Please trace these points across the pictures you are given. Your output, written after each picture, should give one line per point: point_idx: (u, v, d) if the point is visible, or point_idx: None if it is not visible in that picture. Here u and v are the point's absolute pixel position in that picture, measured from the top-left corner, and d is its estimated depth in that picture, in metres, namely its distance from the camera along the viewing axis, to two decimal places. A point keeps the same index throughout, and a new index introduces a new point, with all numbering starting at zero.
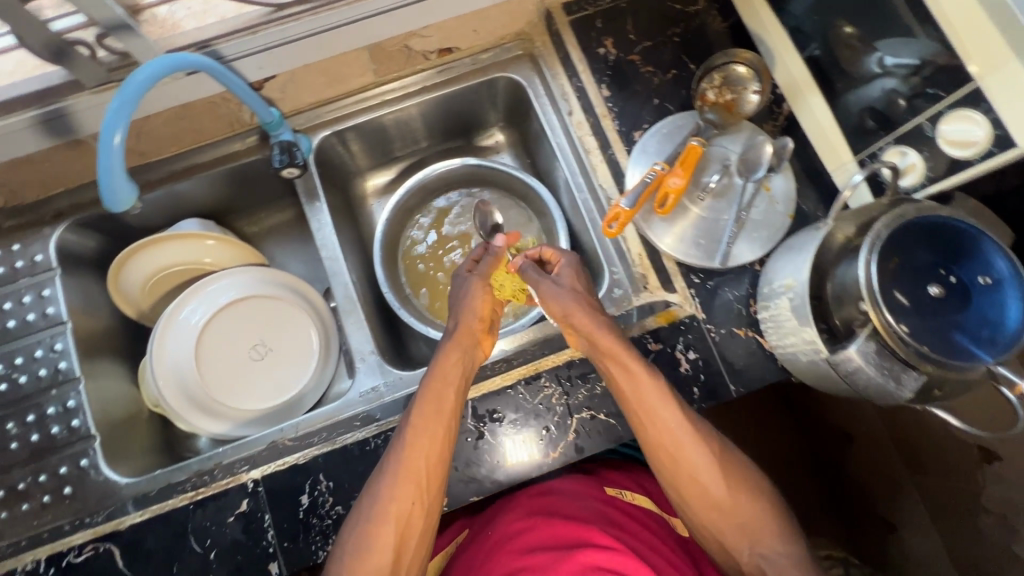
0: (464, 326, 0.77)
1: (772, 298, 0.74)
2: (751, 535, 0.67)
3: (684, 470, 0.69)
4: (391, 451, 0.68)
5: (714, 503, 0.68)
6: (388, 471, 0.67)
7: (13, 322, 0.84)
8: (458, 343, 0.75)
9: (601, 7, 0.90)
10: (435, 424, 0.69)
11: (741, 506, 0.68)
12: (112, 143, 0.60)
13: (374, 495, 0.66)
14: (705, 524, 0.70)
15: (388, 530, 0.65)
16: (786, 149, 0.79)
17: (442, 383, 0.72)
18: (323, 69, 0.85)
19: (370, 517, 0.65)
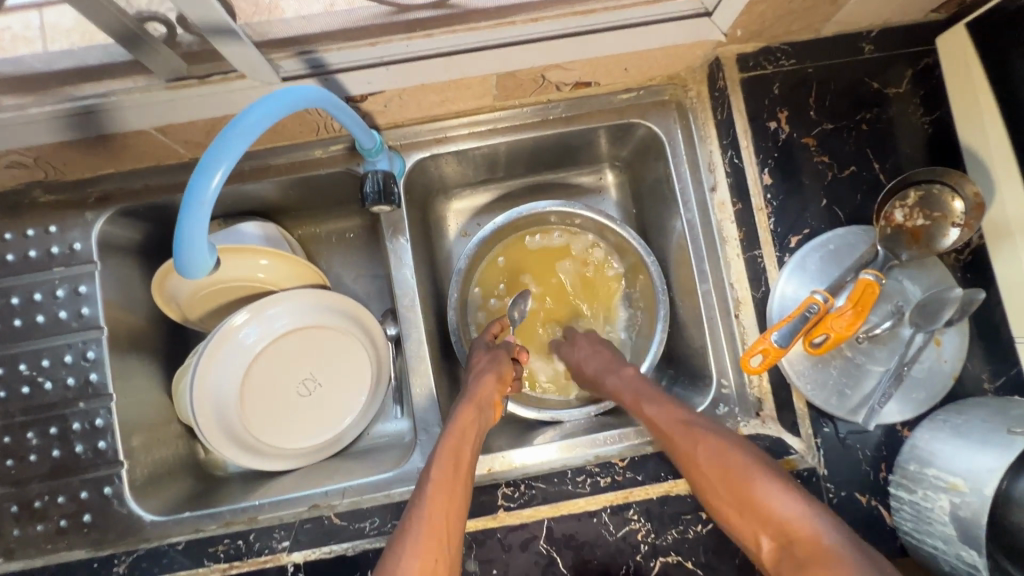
0: (480, 387, 0.72)
1: (918, 484, 0.63)
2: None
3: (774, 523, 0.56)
4: (410, 505, 0.59)
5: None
6: (410, 520, 0.57)
7: (43, 317, 0.74)
8: (472, 400, 0.70)
9: (782, 68, 0.74)
10: (451, 459, 0.62)
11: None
12: (202, 200, 0.47)
13: (397, 540, 0.55)
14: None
15: (414, 574, 0.52)
16: (976, 302, 0.62)
17: (460, 432, 0.66)
18: (439, 89, 0.70)
19: (396, 570, 0.52)
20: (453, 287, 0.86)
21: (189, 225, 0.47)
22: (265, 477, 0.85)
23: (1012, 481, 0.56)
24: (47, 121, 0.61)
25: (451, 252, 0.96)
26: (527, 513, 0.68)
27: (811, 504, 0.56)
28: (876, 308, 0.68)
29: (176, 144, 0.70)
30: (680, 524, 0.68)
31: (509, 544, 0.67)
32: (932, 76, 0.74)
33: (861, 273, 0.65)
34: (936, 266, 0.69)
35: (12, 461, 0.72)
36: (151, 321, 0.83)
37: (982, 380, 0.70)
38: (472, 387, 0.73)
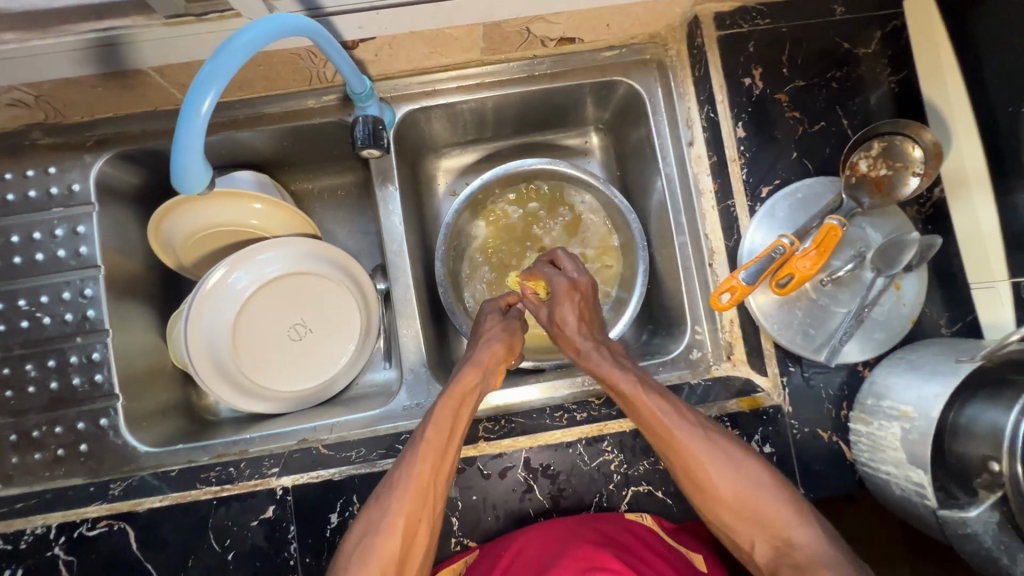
0: (485, 353, 0.73)
1: (874, 415, 0.67)
2: (774, 532, 0.61)
3: (704, 487, 0.64)
4: (403, 457, 0.64)
5: (746, 517, 0.63)
6: (398, 478, 0.62)
7: (42, 255, 0.77)
8: (477, 364, 0.71)
9: (757, 27, 0.77)
10: (447, 424, 0.65)
11: (772, 513, 0.62)
12: (197, 112, 0.50)
13: (385, 491, 0.62)
14: (729, 530, 0.64)
15: (398, 528, 0.60)
16: (933, 250, 0.68)
17: (459, 397, 0.68)
18: (428, 39, 0.73)
19: (382, 522, 0.60)
20: (441, 238, 0.89)
21: (185, 136, 0.51)
22: (257, 419, 0.88)
23: (957, 406, 0.60)
24: (49, 58, 0.63)
25: (439, 208, 0.98)
26: (506, 443, 0.71)
27: (743, 466, 0.64)
28: (838, 253, 0.72)
29: (172, 87, 0.73)
30: (651, 456, 0.71)
31: (489, 471, 0.71)
32: (899, 38, 0.76)
33: (825, 219, 0.68)
34: (897, 215, 0.73)
35: (11, 393, 0.75)
36: (147, 266, 0.85)
37: (940, 325, 0.73)
38: (479, 351, 0.73)
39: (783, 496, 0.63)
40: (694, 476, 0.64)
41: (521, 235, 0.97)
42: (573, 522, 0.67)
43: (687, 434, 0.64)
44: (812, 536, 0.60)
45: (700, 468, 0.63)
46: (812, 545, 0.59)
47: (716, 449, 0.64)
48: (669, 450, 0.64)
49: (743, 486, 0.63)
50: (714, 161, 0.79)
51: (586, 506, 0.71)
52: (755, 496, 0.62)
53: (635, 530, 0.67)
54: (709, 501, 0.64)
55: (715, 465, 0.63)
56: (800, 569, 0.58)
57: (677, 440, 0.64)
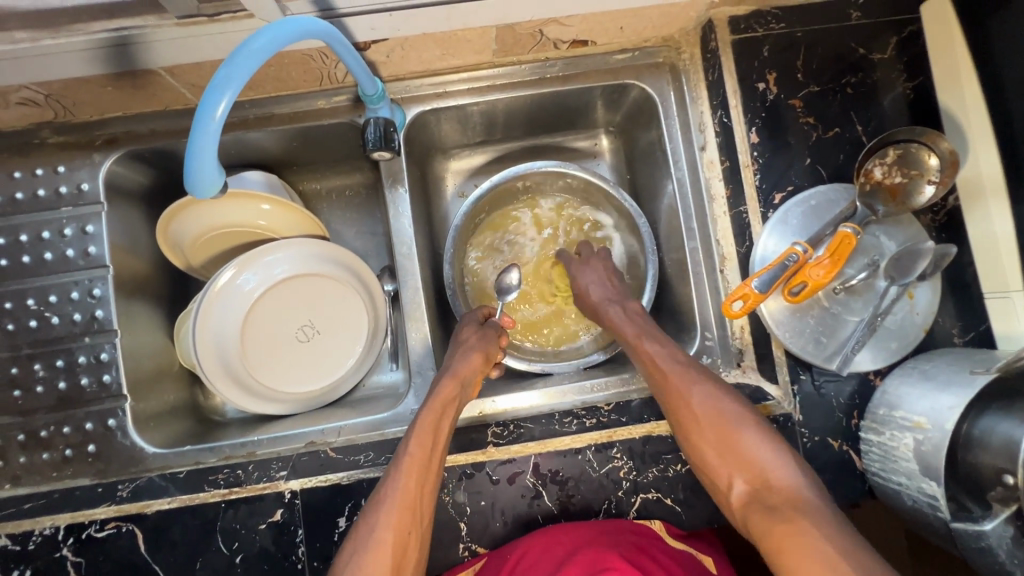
0: (464, 363, 0.72)
1: (885, 425, 0.66)
2: (752, 472, 0.61)
3: (688, 423, 0.66)
4: (388, 475, 0.63)
5: (730, 460, 0.62)
6: (385, 493, 0.61)
7: (51, 255, 0.76)
8: (455, 374, 0.71)
9: (772, 31, 0.76)
10: (429, 435, 0.65)
11: (754, 457, 0.62)
12: (212, 113, 0.50)
13: (372, 508, 0.61)
14: (710, 472, 0.64)
15: (386, 545, 0.58)
16: (949, 258, 0.67)
17: (439, 408, 0.68)
18: (440, 41, 0.72)
19: (371, 538, 0.59)
20: (450, 241, 0.88)
21: (199, 139, 0.51)
22: (264, 420, 0.87)
23: (971, 417, 0.60)
24: (59, 58, 0.63)
25: (447, 210, 0.98)
26: (516, 449, 0.71)
27: (724, 400, 0.66)
28: (852, 261, 0.71)
29: (182, 87, 0.72)
30: (661, 463, 0.71)
31: (498, 477, 0.71)
32: (916, 43, 0.76)
33: (840, 227, 0.67)
34: (910, 223, 0.72)
35: (19, 392, 0.75)
36: (155, 266, 0.85)
37: (953, 334, 0.73)
38: (456, 360, 0.73)
39: (770, 445, 0.62)
40: (680, 414, 0.66)
41: (529, 237, 0.97)
42: (582, 529, 0.67)
43: (684, 375, 0.68)
44: (793, 475, 0.60)
45: (684, 401, 0.66)
46: (793, 486, 0.58)
47: (707, 393, 0.66)
48: (667, 388, 0.68)
49: (726, 425, 0.64)
50: (726, 166, 0.78)
51: (594, 513, 0.71)
52: (738, 433, 0.63)
53: (646, 538, 0.66)
54: (691, 437, 0.65)
55: (699, 400, 0.66)
56: (774, 507, 0.57)
57: (674, 380, 0.68)
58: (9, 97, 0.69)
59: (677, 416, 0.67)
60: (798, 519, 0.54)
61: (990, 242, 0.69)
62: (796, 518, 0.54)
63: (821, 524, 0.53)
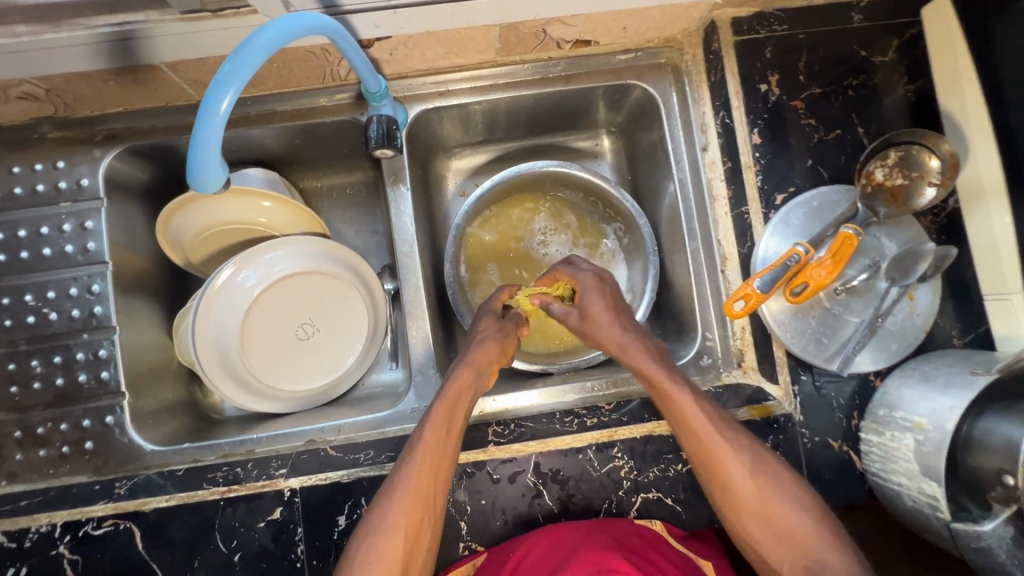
0: (479, 353, 0.72)
1: (886, 426, 0.67)
2: (804, 552, 0.58)
3: (733, 495, 0.61)
4: (402, 458, 0.63)
5: (782, 540, 0.59)
6: (398, 477, 0.61)
7: (49, 250, 0.76)
8: (471, 364, 0.70)
9: (774, 33, 0.76)
10: (444, 423, 0.64)
11: (808, 536, 0.59)
12: (217, 110, 0.50)
13: (385, 492, 0.61)
14: (755, 549, 0.61)
15: (399, 531, 0.58)
16: (948, 261, 0.67)
17: (454, 398, 0.67)
18: (443, 39, 0.72)
19: (383, 523, 0.59)
20: (451, 239, 0.88)
21: (203, 136, 0.51)
22: (263, 418, 0.87)
23: (970, 419, 0.60)
24: (60, 52, 0.62)
25: (448, 209, 0.98)
26: (516, 448, 0.71)
27: (763, 467, 0.62)
28: (853, 262, 0.72)
29: (184, 83, 0.72)
30: (661, 463, 0.71)
31: (498, 476, 0.70)
32: (917, 47, 0.76)
33: (841, 228, 0.68)
34: (911, 225, 0.73)
35: (16, 389, 0.74)
36: (154, 262, 0.85)
37: (953, 336, 0.73)
38: (472, 351, 0.72)
39: (817, 518, 0.60)
40: (725, 485, 0.62)
41: (530, 237, 0.97)
42: (583, 529, 0.67)
43: (723, 441, 0.63)
44: (846, 561, 0.57)
45: (728, 472, 0.62)
46: (844, 568, 0.56)
47: (754, 463, 0.62)
48: (707, 457, 0.63)
49: (774, 499, 0.60)
50: (728, 167, 0.78)
51: (595, 512, 0.71)
52: (785, 513, 0.60)
53: (647, 538, 0.66)
54: (739, 513, 0.61)
55: (741, 468, 0.61)
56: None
57: (716, 446, 0.62)
58: (9, 91, 0.68)
59: (721, 487, 0.62)
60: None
61: (990, 244, 0.69)
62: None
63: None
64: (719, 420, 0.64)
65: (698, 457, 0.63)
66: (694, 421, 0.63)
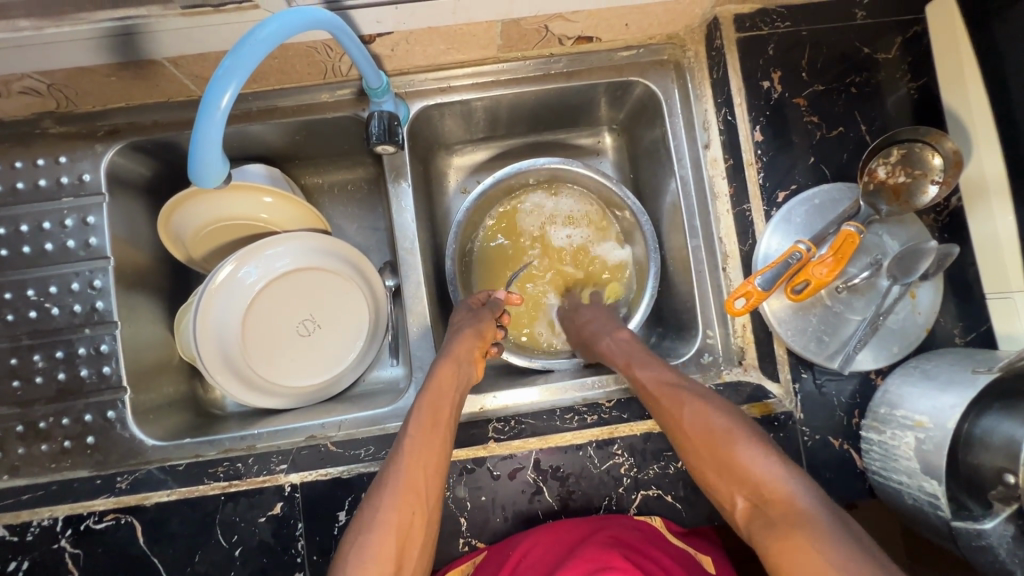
0: (458, 344, 0.74)
1: (887, 424, 0.66)
2: (746, 480, 0.57)
3: (684, 434, 0.63)
4: (392, 456, 0.63)
5: (728, 469, 0.59)
6: (389, 473, 0.61)
7: (51, 245, 0.76)
8: (451, 356, 0.72)
9: (778, 30, 0.76)
10: (428, 415, 0.65)
11: (748, 463, 0.58)
12: (217, 105, 0.50)
13: (376, 491, 0.61)
14: (711, 486, 0.60)
15: (391, 525, 0.57)
16: (951, 258, 0.66)
17: (436, 389, 0.68)
18: (445, 35, 0.72)
19: (374, 521, 0.58)
20: (452, 237, 0.88)
21: (203, 132, 0.51)
22: (264, 414, 0.87)
23: (972, 417, 0.60)
24: (62, 47, 0.62)
25: (449, 206, 0.98)
26: (517, 444, 0.71)
27: (724, 421, 0.62)
28: (854, 260, 0.72)
29: (186, 78, 0.72)
30: (662, 460, 0.71)
31: (499, 472, 0.71)
32: (921, 44, 0.76)
33: (844, 224, 0.67)
34: (913, 223, 0.73)
35: (18, 383, 0.75)
36: (156, 258, 0.85)
37: (954, 335, 0.73)
38: (452, 344, 0.74)
39: (758, 444, 0.59)
40: (678, 428, 0.64)
41: (531, 236, 0.96)
42: (582, 524, 0.67)
43: (675, 391, 0.67)
44: (792, 482, 0.55)
45: (677, 414, 0.65)
46: (785, 490, 0.54)
47: (708, 413, 0.63)
48: (663, 407, 0.66)
49: (716, 431, 0.61)
50: (730, 164, 0.78)
51: (595, 508, 0.71)
52: (726, 442, 0.60)
53: (647, 535, 0.66)
54: (695, 458, 0.62)
55: (688, 409, 0.64)
56: (774, 518, 0.53)
57: (666, 395, 0.67)
58: (11, 86, 0.68)
59: (676, 431, 0.64)
60: (795, 526, 0.51)
61: (992, 243, 0.69)
62: (794, 525, 0.51)
63: (823, 535, 0.49)
64: (675, 381, 0.68)
65: (656, 411, 0.68)
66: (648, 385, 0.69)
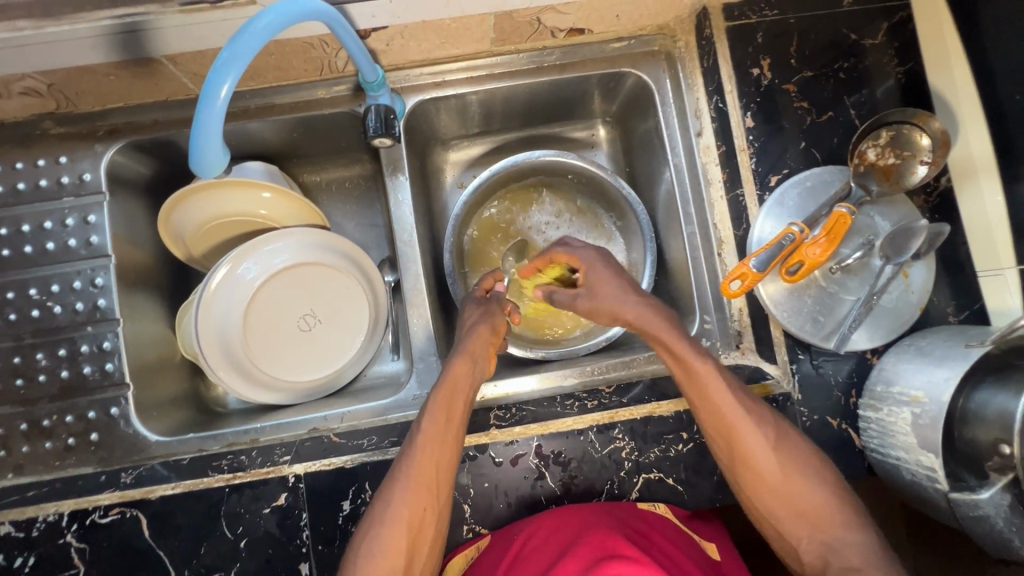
0: (471, 339, 0.71)
1: (883, 401, 0.67)
2: (819, 527, 0.61)
3: (751, 470, 0.63)
4: (404, 449, 0.64)
5: (803, 514, 0.62)
6: (400, 469, 0.62)
7: (53, 245, 0.77)
8: (467, 351, 0.70)
9: (765, 18, 0.78)
10: (443, 413, 0.65)
11: (807, 501, 0.62)
12: (217, 97, 0.51)
13: (387, 486, 0.62)
14: (772, 520, 0.63)
15: (401, 524, 0.60)
16: (943, 237, 0.68)
17: (451, 387, 0.67)
18: (440, 30, 0.74)
19: (386, 518, 0.60)
20: (450, 231, 0.89)
21: (204, 123, 0.52)
22: (266, 409, 0.88)
23: (966, 391, 0.60)
24: (63, 47, 0.63)
25: (447, 200, 0.99)
26: (518, 431, 0.72)
27: (796, 456, 0.63)
28: (847, 240, 0.72)
29: (184, 76, 0.73)
30: (662, 443, 0.72)
31: (501, 459, 0.71)
32: (906, 28, 0.77)
33: (835, 206, 0.69)
34: (904, 203, 0.73)
35: (22, 382, 0.75)
36: (156, 257, 0.86)
37: (948, 314, 0.73)
38: (466, 338, 0.71)
39: (822, 486, 0.62)
40: (750, 467, 0.63)
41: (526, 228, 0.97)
42: (588, 510, 0.67)
43: (748, 417, 0.64)
44: (861, 537, 0.60)
45: (741, 443, 0.63)
46: (861, 545, 0.59)
47: (773, 439, 0.64)
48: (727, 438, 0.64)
49: (799, 482, 0.62)
50: (722, 151, 0.79)
51: (597, 493, 0.71)
52: (807, 489, 0.62)
53: (651, 518, 0.67)
54: (756, 486, 0.63)
55: (761, 447, 0.63)
56: (850, 568, 0.58)
57: (732, 419, 0.63)
58: (11, 87, 0.69)
59: (751, 476, 0.63)
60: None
61: (983, 222, 0.71)
62: None
63: None
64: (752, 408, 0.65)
65: (715, 432, 0.65)
66: (704, 381, 0.64)
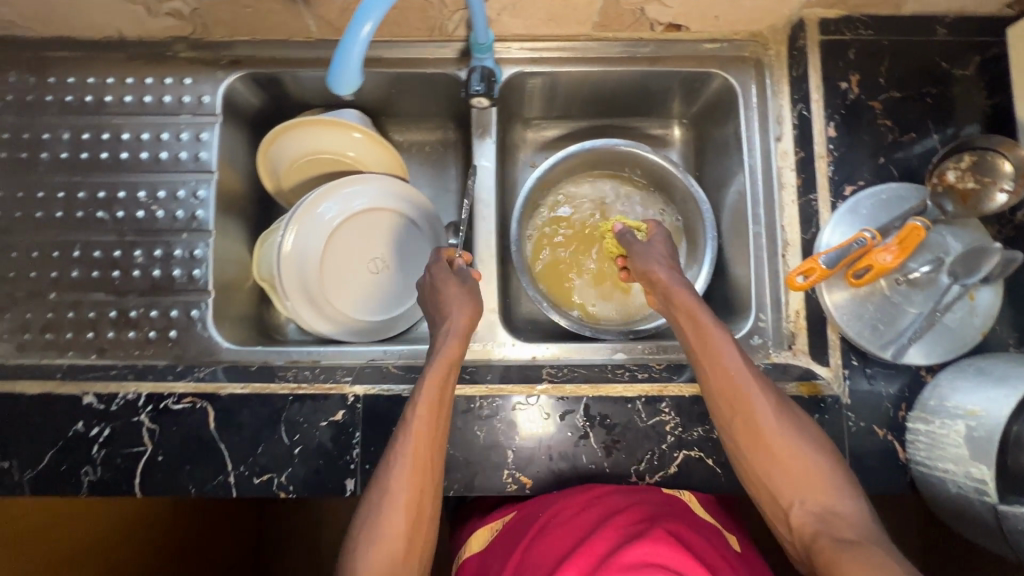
0: (458, 319, 0.70)
1: (937, 414, 0.68)
2: (811, 489, 0.61)
3: (729, 395, 0.65)
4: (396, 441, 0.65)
5: (742, 420, 0.64)
6: (393, 463, 0.63)
7: (165, 154, 0.84)
8: (456, 334, 0.69)
9: (860, 36, 0.81)
10: (434, 401, 0.65)
11: (782, 446, 0.62)
12: (363, 29, 0.57)
13: (381, 476, 0.63)
14: (751, 466, 0.64)
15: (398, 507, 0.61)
16: (1015, 265, 0.68)
17: (444, 373, 0.66)
18: (550, 5, 0.79)
19: (384, 503, 0.61)
20: (519, 199, 0.93)
21: (347, 53, 0.58)
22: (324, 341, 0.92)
23: None
24: None
25: (519, 175, 1.03)
26: (568, 388, 0.75)
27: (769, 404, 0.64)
28: (916, 255, 0.73)
29: (311, 18, 0.80)
30: (706, 424, 0.73)
31: (548, 413, 0.74)
32: (999, 64, 0.79)
33: (910, 219, 0.69)
34: (977, 229, 0.75)
35: (118, 273, 0.81)
36: (250, 184, 0.92)
37: (1008, 344, 0.74)
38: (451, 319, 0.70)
39: (819, 454, 0.62)
40: (726, 393, 0.65)
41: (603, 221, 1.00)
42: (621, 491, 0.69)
43: (717, 335, 0.67)
44: (854, 507, 0.59)
45: (718, 368, 0.66)
46: (852, 514, 0.59)
47: (755, 381, 0.65)
48: (701, 355, 0.68)
49: (776, 430, 0.63)
50: (800, 157, 0.82)
51: (636, 461, 0.73)
52: (742, 391, 0.65)
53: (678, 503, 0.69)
54: (734, 411, 0.64)
55: (733, 363, 0.65)
56: (842, 538, 0.56)
57: (708, 338, 0.67)
58: (162, 6, 0.77)
59: (712, 375, 0.66)
60: (860, 548, 0.54)
61: None
62: (859, 547, 0.54)
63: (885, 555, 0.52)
64: (701, 321, 0.69)
65: (694, 352, 0.68)
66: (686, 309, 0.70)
